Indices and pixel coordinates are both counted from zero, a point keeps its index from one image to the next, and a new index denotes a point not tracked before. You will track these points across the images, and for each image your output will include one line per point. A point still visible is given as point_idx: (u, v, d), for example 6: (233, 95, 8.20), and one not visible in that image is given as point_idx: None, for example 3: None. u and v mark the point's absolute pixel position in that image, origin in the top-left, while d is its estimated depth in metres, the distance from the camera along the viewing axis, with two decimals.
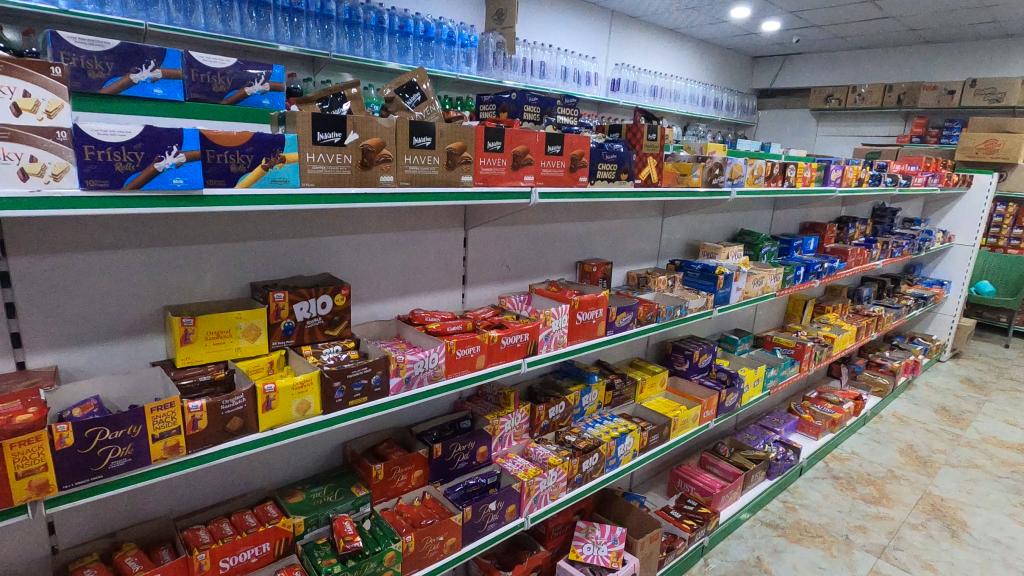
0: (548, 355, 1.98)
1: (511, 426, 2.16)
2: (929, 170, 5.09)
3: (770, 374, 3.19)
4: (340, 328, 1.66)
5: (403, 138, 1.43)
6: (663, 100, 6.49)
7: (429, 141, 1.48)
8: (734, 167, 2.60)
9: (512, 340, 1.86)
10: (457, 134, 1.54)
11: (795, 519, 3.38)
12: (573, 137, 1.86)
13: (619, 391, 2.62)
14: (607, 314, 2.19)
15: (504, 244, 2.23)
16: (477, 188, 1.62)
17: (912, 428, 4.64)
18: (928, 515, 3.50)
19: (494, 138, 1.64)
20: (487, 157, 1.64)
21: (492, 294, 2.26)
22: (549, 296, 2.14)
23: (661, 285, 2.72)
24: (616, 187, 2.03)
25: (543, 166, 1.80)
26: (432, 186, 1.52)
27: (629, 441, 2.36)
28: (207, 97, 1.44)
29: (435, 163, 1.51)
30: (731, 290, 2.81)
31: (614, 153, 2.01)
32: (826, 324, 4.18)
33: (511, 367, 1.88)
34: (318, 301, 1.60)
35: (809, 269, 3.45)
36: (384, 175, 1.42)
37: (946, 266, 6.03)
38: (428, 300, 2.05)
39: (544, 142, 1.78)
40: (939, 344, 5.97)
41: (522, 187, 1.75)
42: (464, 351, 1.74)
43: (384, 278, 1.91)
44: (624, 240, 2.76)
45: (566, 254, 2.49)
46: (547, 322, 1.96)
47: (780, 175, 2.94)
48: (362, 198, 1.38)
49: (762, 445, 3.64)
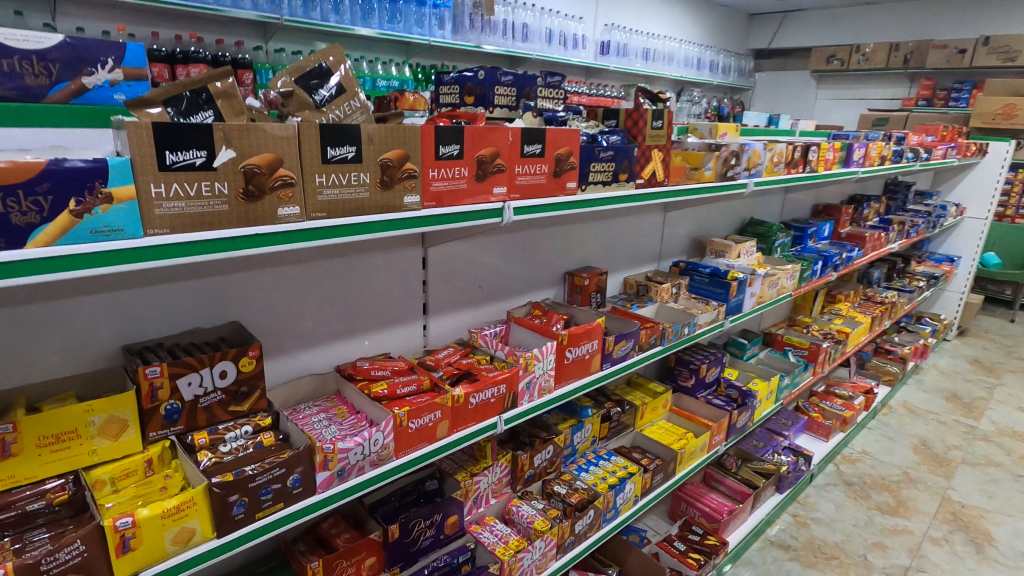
0: (530, 407, 1.58)
1: (488, 483, 1.78)
2: (946, 139, 4.68)
3: (783, 384, 2.83)
4: (250, 400, 1.25)
5: (313, 153, 0.99)
6: (656, 64, 5.98)
7: (353, 153, 1.04)
8: (752, 154, 2.16)
9: (485, 396, 1.46)
10: (395, 140, 1.10)
11: (808, 537, 3.09)
12: (559, 131, 1.41)
13: (617, 422, 2.24)
14: (602, 345, 1.78)
15: (476, 261, 1.80)
16: (428, 211, 1.19)
17: (923, 420, 4.36)
18: (950, 527, 3.22)
19: (450, 140, 1.20)
20: (443, 167, 1.20)
21: (462, 322, 1.84)
22: (530, 327, 1.72)
23: (664, 295, 2.34)
24: (613, 191, 1.60)
25: (519, 173, 1.36)
26: (361, 215, 1.08)
27: (629, 487, 2.01)
28: (19, 95, 0.96)
29: (363, 182, 1.07)
30: (745, 296, 2.42)
31: (611, 149, 1.57)
32: (838, 316, 3.82)
33: (484, 429, 1.48)
34: (215, 371, 1.17)
35: (827, 262, 3.06)
36: (284, 206, 0.98)
37: (955, 240, 5.67)
38: (380, 340, 1.64)
39: (519, 141, 1.33)
40: (946, 324, 5.67)
41: (492, 203, 1.32)
42: (420, 421, 1.33)
43: (318, 319, 1.49)
44: (621, 241, 2.34)
45: (552, 265, 2.07)
46: (530, 367, 1.56)
47: (802, 159, 2.49)
48: (252, 242, 0.95)
49: (770, 455, 3.31)
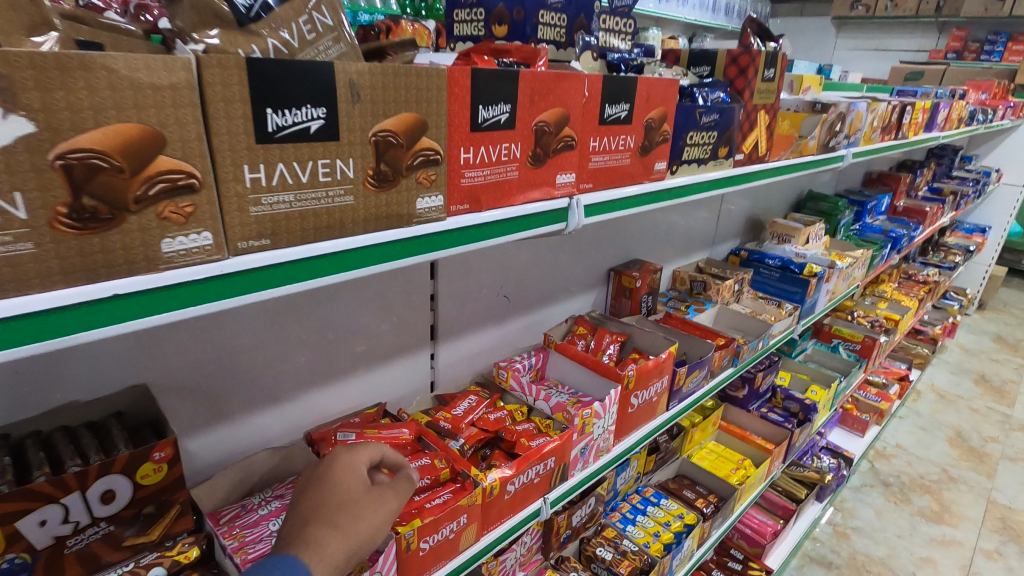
0: (583, 479, 1.13)
1: (516, 557, 1.35)
2: (999, 98, 4.14)
3: (842, 388, 2.42)
4: (163, 524, 0.77)
5: (237, 122, 0.48)
6: (668, 5, 5.23)
7: (322, 120, 0.53)
8: (855, 116, 1.64)
9: (527, 476, 1.00)
10: (401, 95, 0.58)
11: (851, 552, 2.77)
12: (653, 82, 0.90)
13: (665, 452, 1.79)
14: (672, 380, 1.32)
15: (500, 262, 1.30)
16: (457, 220, 0.69)
17: (954, 408, 4.05)
18: (1002, 537, 2.93)
19: (496, 98, 0.69)
20: (483, 144, 0.70)
21: (482, 346, 1.35)
22: (579, 361, 1.25)
23: (725, 294, 1.87)
24: (709, 173, 1.11)
25: (593, 150, 0.85)
26: (336, 236, 0.58)
27: (688, 544, 1.59)
28: None
29: (341, 177, 0.56)
30: (820, 294, 1.97)
31: (714, 110, 1.06)
32: (882, 299, 3.40)
33: (524, 520, 1.03)
34: (92, 494, 0.69)
35: (893, 245, 2.60)
36: (173, 235, 0.47)
37: (986, 208, 5.22)
38: (369, 382, 1.15)
39: (598, 98, 0.82)
40: (970, 298, 5.30)
41: (554, 200, 0.82)
42: (436, 535, 0.87)
43: (276, 365, 1.00)
44: (672, 225, 1.84)
45: (593, 261, 1.57)
46: (586, 428, 1.09)
47: (897, 123, 2.00)
48: (104, 315, 0.44)
49: (808, 460, 2.88)
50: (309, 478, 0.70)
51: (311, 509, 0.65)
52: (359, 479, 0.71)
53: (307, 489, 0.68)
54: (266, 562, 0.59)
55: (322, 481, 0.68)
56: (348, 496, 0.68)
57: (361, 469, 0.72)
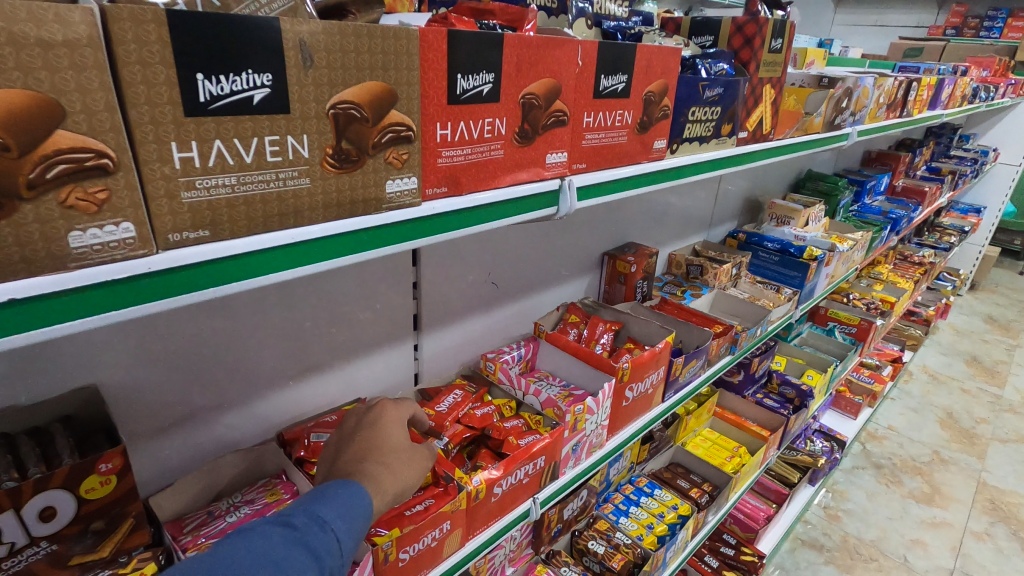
0: (575, 477, 1.07)
1: (505, 554, 1.29)
2: (1000, 76, 4.05)
3: (838, 372, 2.38)
4: (116, 539, 0.70)
5: (160, 90, 0.40)
6: None
7: (268, 89, 0.45)
8: (862, 92, 1.56)
9: (517, 476, 0.94)
10: (363, 60, 0.50)
11: (842, 535, 2.77)
12: (654, 50, 0.82)
13: (659, 440, 1.74)
14: (668, 370, 1.26)
15: (488, 247, 1.22)
16: (434, 205, 0.61)
17: (946, 389, 4.05)
18: (992, 519, 2.94)
19: (478, 65, 0.60)
20: (463, 119, 0.62)
21: (469, 336, 1.28)
22: (571, 352, 1.18)
23: (723, 278, 1.81)
24: (710, 151, 1.03)
25: (587, 127, 0.77)
26: (289, 225, 0.50)
27: (683, 536, 1.55)
28: None
29: (294, 158, 0.48)
30: (819, 279, 1.91)
31: (718, 84, 0.98)
32: (878, 281, 3.36)
33: (513, 522, 0.97)
34: (30, 513, 0.62)
35: (893, 227, 2.54)
36: (82, 228, 0.39)
37: (982, 188, 5.16)
38: (349, 376, 1.08)
39: (594, 67, 0.74)
40: (963, 279, 5.27)
41: (544, 183, 0.74)
42: (417, 544, 0.81)
43: (246, 361, 0.92)
44: (669, 207, 1.77)
45: (587, 245, 1.50)
46: (578, 424, 1.03)
47: (902, 100, 1.92)
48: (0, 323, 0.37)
49: (802, 444, 2.84)
50: (357, 425, 0.74)
51: (365, 449, 0.69)
52: (405, 430, 0.74)
53: (358, 433, 0.72)
54: (333, 482, 0.64)
55: (369, 429, 0.72)
56: (398, 444, 0.72)
57: (406, 422, 0.76)
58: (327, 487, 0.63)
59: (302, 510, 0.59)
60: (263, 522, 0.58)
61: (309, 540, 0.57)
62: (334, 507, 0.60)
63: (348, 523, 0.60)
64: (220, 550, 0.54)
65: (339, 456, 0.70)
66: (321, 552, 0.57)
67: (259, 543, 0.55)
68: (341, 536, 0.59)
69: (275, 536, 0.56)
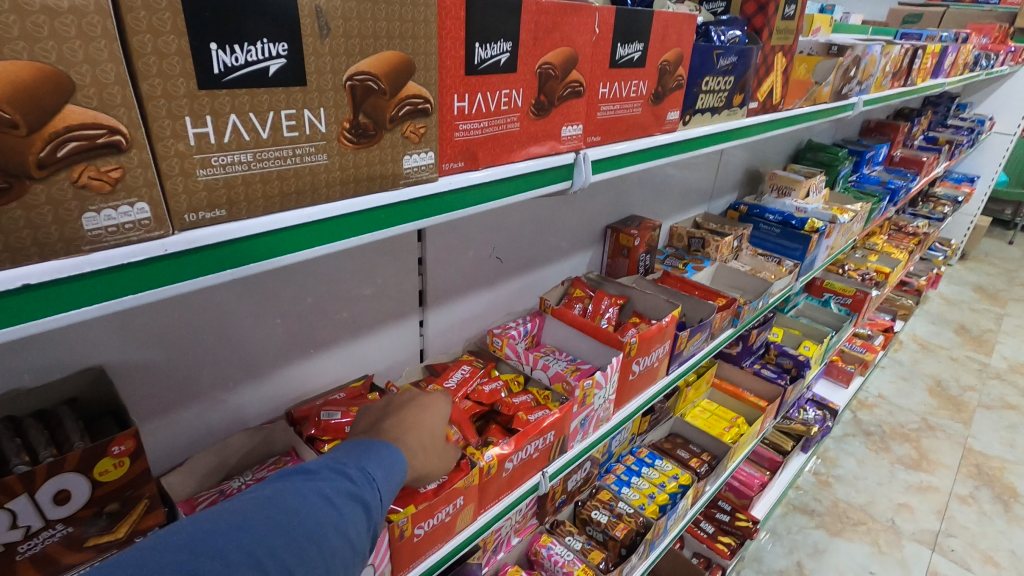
0: (582, 451, 1.08)
1: (510, 525, 1.31)
2: (1000, 43, 4.00)
3: (834, 342, 2.40)
4: (130, 520, 0.69)
5: (172, 60, 0.37)
6: None
7: (284, 60, 0.42)
8: (870, 60, 1.53)
9: (527, 451, 0.94)
10: (380, 28, 0.47)
11: (833, 500, 2.84)
12: (671, 15, 0.79)
13: (659, 412, 1.76)
14: (673, 344, 1.25)
15: (492, 222, 1.20)
16: (449, 180, 0.59)
17: (935, 357, 4.12)
18: (976, 483, 3.03)
19: (495, 32, 0.58)
20: (480, 91, 0.59)
21: (473, 312, 1.27)
22: (577, 327, 1.17)
23: (724, 251, 1.80)
24: (722, 122, 1.01)
25: (603, 98, 0.75)
26: (306, 202, 0.48)
27: (683, 506, 1.56)
28: None
29: (311, 133, 0.46)
30: (820, 251, 1.91)
31: (733, 52, 0.95)
32: (874, 251, 3.37)
33: (523, 496, 0.98)
34: (45, 497, 0.61)
35: (891, 197, 2.54)
36: (98, 209, 0.37)
37: (975, 161, 5.10)
38: (355, 353, 1.08)
39: (611, 35, 0.71)
40: (955, 248, 5.30)
41: (560, 156, 0.72)
42: (433, 519, 0.81)
43: (253, 340, 0.91)
44: (671, 180, 1.74)
45: (590, 218, 1.48)
46: (587, 399, 1.03)
47: (907, 69, 1.90)
48: (28, 311, 0.36)
49: (795, 413, 2.88)
50: (405, 398, 0.78)
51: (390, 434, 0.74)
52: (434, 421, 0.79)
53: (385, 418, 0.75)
54: (379, 442, 0.70)
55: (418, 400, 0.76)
56: (440, 426, 0.78)
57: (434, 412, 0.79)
58: (370, 446, 0.68)
59: (355, 462, 0.65)
60: (324, 470, 0.63)
61: (362, 492, 0.62)
62: (380, 466, 0.66)
63: (390, 477, 0.66)
64: (288, 493, 0.58)
65: (383, 421, 0.74)
66: (371, 503, 0.62)
67: (320, 490, 0.60)
68: (386, 489, 0.65)
69: (332, 485, 0.61)
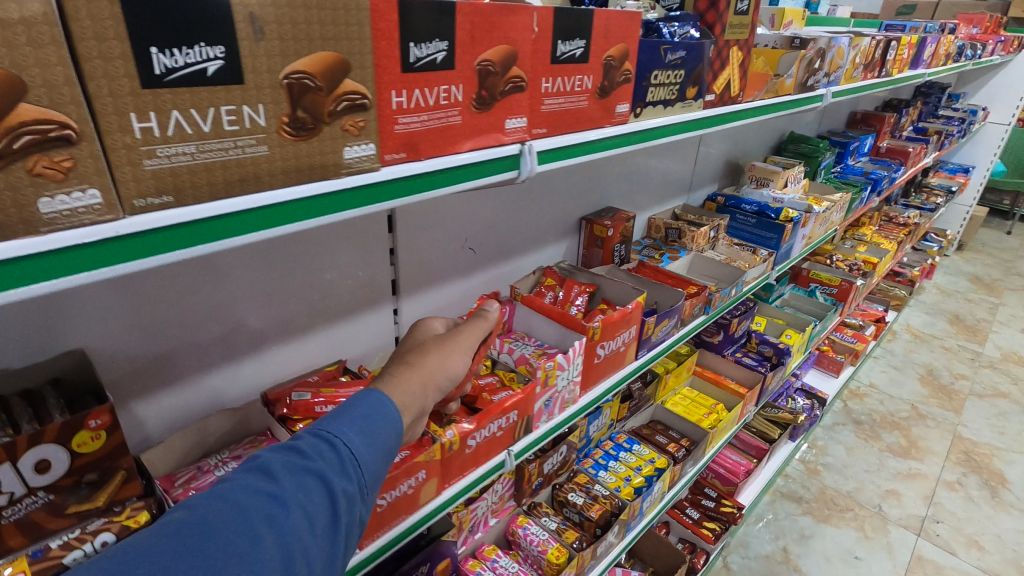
0: (548, 431, 1.13)
1: (487, 506, 1.36)
2: (991, 33, 4.01)
3: (816, 332, 2.43)
4: (109, 489, 0.74)
5: (116, 63, 0.43)
6: None
7: (221, 61, 0.47)
8: (837, 52, 1.57)
9: (490, 430, 0.99)
10: (314, 33, 0.52)
11: (820, 488, 2.88)
12: (612, 14, 0.84)
13: (638, 399, 1.81)
14: (639, 330, 1.30)
15: (464, 213, 1.25)
16: (391, 170, 0.64)
17: (928, 347, 4.14)
18: (965, 470, 3.06)
19: (431, 33, 0.63)
20: (419, 87, 0.64)
21: (448, 300, 1.32)
22: (545, 313, 1.23)
23: (701, 241, 1.84)
24: (676, 114, 1.05)
25: (546, 92, 0.80)
26: (248, 191, 0.53)
27: (660, 488, 1.60)
28: None
29: (250, 126, 0.51)
30: (796, 240, 1.96)
31: (681, 48, 0.99)
32: (862, 242, 3.40)
33: (489, 473, 1.03)
34: (26, 465, 0.66)
35: (874, 187, 2.57)
36: (52, 194, 0.42)
37: (970, 148, 5.13)
38: (331, 338, 1.13)
39: (551, 32, 0.76)
40: (951, 239, 5.31)
41: (505, 148, 0.77)
42: (395, 491, 0.87)
43: (230, 324, 0.96)
44: (647, 172, 1.78)
45: (565, 209, 1.53)
46: (549, 380, 1.08)
47: (880, 60, 1.94)
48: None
49: (783, 402, 2.92)
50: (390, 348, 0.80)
51: None
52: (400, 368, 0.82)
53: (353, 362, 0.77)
54: (355, 398, 0.63)
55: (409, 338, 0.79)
56: None
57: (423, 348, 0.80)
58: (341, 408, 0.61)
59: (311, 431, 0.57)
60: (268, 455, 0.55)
61: (316, 464, 0.55)
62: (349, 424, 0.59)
63: (364, 432, 0.59)
64: (226, 489, 0.51)
65: None
66: (329, 471, 0.54)
67: (262, 479, 0.52)
68: (354, 442, 0.57)
69: (276, 466, 0.53)
